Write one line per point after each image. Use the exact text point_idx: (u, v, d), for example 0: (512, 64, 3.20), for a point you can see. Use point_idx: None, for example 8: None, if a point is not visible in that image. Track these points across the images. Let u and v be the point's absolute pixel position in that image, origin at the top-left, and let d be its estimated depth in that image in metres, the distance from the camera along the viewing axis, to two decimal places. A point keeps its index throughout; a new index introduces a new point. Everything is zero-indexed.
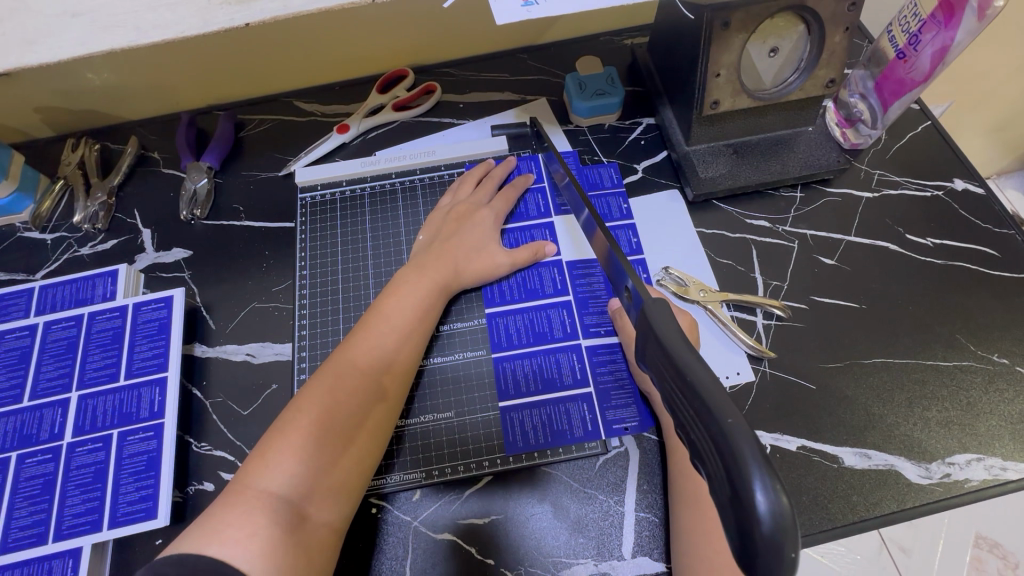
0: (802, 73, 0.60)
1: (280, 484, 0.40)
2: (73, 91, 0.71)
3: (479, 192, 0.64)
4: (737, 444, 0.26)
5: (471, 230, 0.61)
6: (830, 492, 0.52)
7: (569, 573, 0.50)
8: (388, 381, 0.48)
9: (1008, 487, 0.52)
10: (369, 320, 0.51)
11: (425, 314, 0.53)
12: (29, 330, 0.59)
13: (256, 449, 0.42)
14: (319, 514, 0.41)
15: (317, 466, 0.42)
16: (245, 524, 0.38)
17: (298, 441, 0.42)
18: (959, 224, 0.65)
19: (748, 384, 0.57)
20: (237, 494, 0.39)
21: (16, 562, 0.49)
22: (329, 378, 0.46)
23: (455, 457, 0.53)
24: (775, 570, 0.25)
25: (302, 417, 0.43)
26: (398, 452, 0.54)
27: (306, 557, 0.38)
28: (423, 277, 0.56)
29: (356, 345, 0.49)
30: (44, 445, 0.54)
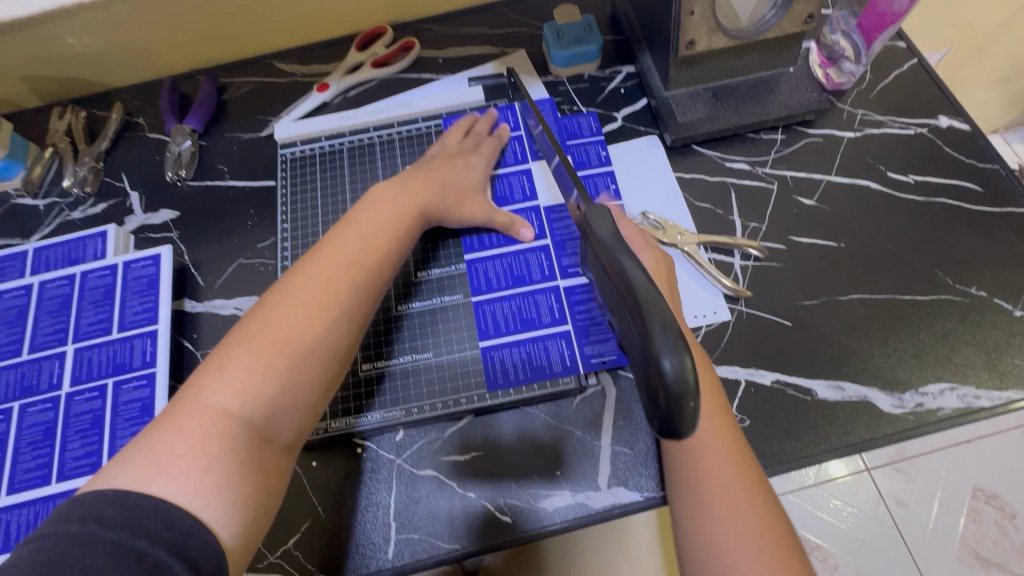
0: (779, 9, 0.59)
1: (240, 401, 0.41)
2: (55, 58, 0.71)
3: (466, 142, 0.64)
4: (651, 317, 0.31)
5: (459, 169, 0.60)
6: (803, 423, 0.53)
7: (547, 502, 0.51)
8: (361, 306, 0.48)
9: (981, 414, 0.52)
10: (343, 240, 0.50)
11: (402, 240, 0.53)
12: (24, 289, 0.61)
13: (212, 361, 0.43)
14: (279, 436, 0.43)
15: (279, 388, 0.42)
16: (196, 452, 0.38)
17: (259, 360, 0.42)
18: (943, 161, 0.64)
19: (724, 323, 0.58)
20: (191, 408, 0.40)
21: (23, 501, 0.52)
22: (298, 294, 0.46)
23: (434, 394, 0.55)
24: (680, 421, 0.30)
25: (265, 336, 0.43)
26: (377, 390, 0.56)
27: (263, 479, 0.41)
28: (401, 201, 0.54)
29: (329, 264, 0.48)
30: (44, 394, 0.56)
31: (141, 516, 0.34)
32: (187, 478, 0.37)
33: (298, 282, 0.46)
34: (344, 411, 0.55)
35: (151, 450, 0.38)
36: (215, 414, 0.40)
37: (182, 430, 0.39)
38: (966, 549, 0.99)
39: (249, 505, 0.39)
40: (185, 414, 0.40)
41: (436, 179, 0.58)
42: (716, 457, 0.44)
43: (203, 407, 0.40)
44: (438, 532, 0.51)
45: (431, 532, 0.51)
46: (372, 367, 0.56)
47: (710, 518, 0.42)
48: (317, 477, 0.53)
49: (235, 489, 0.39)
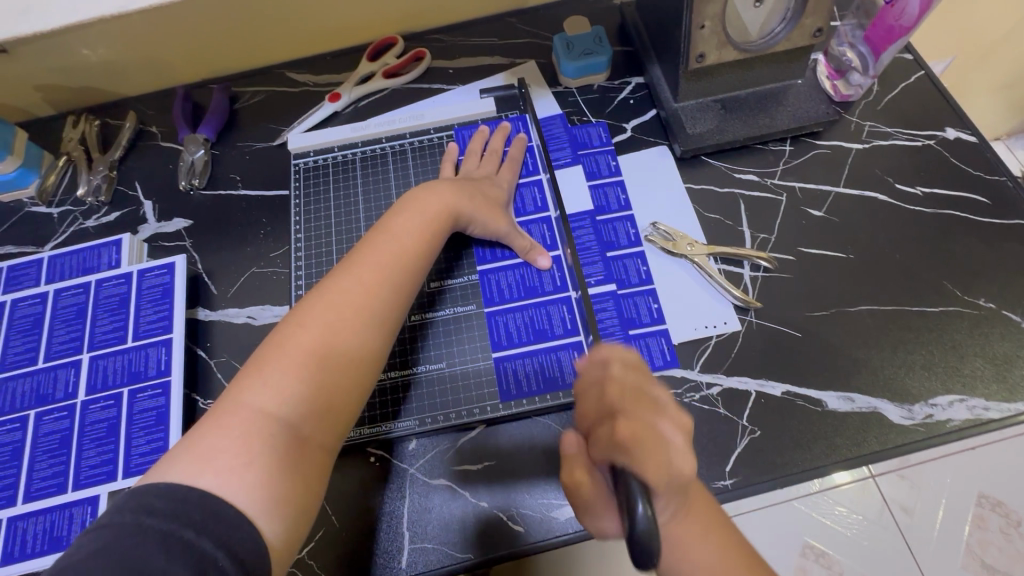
0: (788, 23, 0.59)
1: (279, 402, 0.41)
2: (70, 68, 0.72)
3: (485, 164, 0.64)
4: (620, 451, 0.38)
5: (485, 185, 0.61)
6: (813, 434, 0.54)
7: (560, 513, 0.52)
8: (393, 308, 0.48)
9: (990, 425, 0.53)
10: (374, 244, 0.51)
11: (432, 242, 0.54)
12: (40, 298, 0.62)
13: (250, 364, 0.43)
14: (315, 438, 0.43)
15: (315, 389, 0.43)
16: (238, 450, 0.39)
17: (295, 362, 0.43)
18: (950, 173, 0.65)
19: (734, 334, 0.58)
20: (232, 410, 0.41)
21: (40, 509, 0.52)
22: (332, 296, 0.46)
23: (449, 404, 0.55)
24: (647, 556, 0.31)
25: (300, 337, 0.44)
26: (404, 398, 0.56)
27: (303, 477, 0.41)
28: (430, 203, 0.55)
29: (360, 266, 0.49)
30: (59, 403, 0.56)
31: (188, 507, 0.35)
32: (230, 474, 0.38)
33: (332, 285, 0.47)
34: (372, 420, 0.55)
35: (192, 449, 0.39)
36: (255, 414, 0.41)
37: (224, 430, 0.40)
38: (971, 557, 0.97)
39: (292, 502, 0.39)
40: (227, 415, 0.41)
41: (465, 186, 0.59)
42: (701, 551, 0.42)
43: (242, 408, 0.41)
44: (452, 541, 0.51)
45: (444, 542, 0.51)
46: (399, 376, 0.57)
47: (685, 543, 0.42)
48: (333, 486, 0.54)
49: (274, 487, 0.39)
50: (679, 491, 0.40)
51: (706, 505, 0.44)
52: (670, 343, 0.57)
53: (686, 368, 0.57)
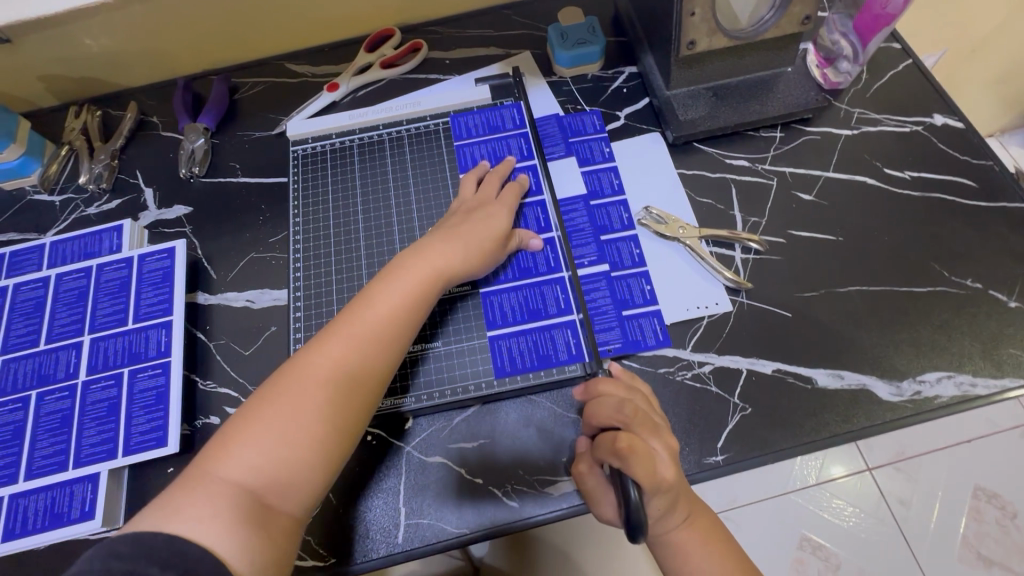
0: (777, 10, 0.61)
1: (244, 474, 0.43)
2: (71, 59, 0.73)
3: (484, 189, 0.62)
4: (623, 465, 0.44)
5: (481, 222, 0.58)
6: (803, 410, 0.54)
7: (554, 488, 0.53)
8: (362, 378, 0.47)
9: (977, 401, 0.54)
10: (352, 308, 0.50)
11: (417, 301, 0.52)
12: (42, 282, 0.63)
13: (226, 434, 0.45)
14: (280, 503, 0.43)
15: (276, 459, 0.43)
16: (205, 508, 0.41)
17: (260, 436, 0.44)
18: (938, 158, 0.66)
19: (725, 314, 0.59)
20: (200, 478, 0.42)
21: (41, 486, 0.53)
22: (305, 368, 0.47)
23: (454, 380, 0.56)
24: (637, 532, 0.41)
25: (267, 410, 0.45)
26: (416, 370, 0.57)
27: (268, 534, 0.42)
28: (415, 258, 0.54)
29: (336, 334, 0.48)
30: (61, 383, 0.57)
31: (155, 548, 0.37)
32: (200, 525, 0.40)
33: (304, 355, 0.47)
34: (392, 393, 0.56)
35: (170, 497, 0.42)
36: (218, 483, 0.42)
37: (194, 493, 0.41)
38: (967, 549, 1.06)
39: (258, 560, 0.40)
40: (196, 481, 0.42)
41: (456, 232, 0.57)
42: (709, 558, 0.49)
43: (209, 478, 0.42)
44: (446, 517, 0.52)
45: (440, 517, 0.52)
46: (415, 351, 0.57)
47: (689, 557, 0.48)
48: None
49: (237, 541, 0.40)
50: (676, 493, 0.47)
51: (707, 519, 0.51)
52: (663, 323, 0.58)
53: (678, 347, 0.58)
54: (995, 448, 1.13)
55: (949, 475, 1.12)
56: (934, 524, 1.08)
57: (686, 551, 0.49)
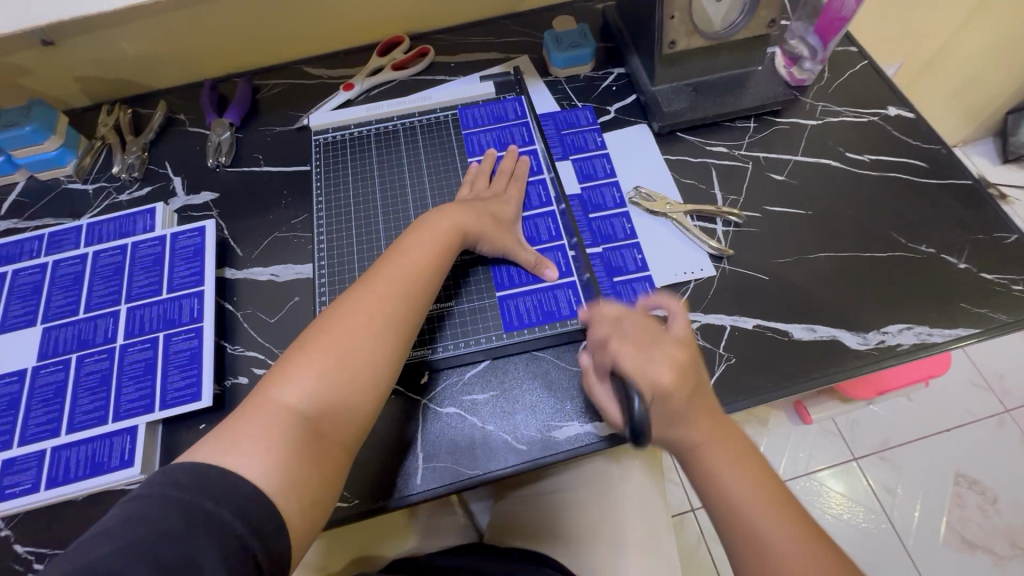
0: (746, 15, 0.70)
1: (297, 403, 0.47)
2: (107, 61, 0.80)
3: (496, 184, 0.68)
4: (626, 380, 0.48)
5: (497, 206, 0.65)
6: (781, 360, 0.60)
7: (560, 432, 0.58)
8: (402, 318, 0.54)
9: (934, 348, 0.60)
10: (390, 259, 0.57)
11: (444, 258, 0.59)
12: (79, 258, 0.68)
13: (274, 370, 0.50)
14: (332, 431, 0.49)
15: (329, 385, 0.49)
16: (262, 437, 0.45)
17: (315, 363, 0.49)
18: (894, 143, 0.74)
19: (709, 279, 0.65)
20: (260, 406, 0.47)
21: (82, 439, 0.57)
22: (348, 309, 0.53)
23: (473, 334, 0.62)
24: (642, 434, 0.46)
25: (321, 341, 0.50)
26: (437, 330, 0.62)
27: (318, 467, 0.47)
28: (443, 222, 0.60)
29: (376, 283, 0.55)
30: (99, 347, 0.62)
31: (208, 482, 0.41)
32: (254, 457, 0.44)
33: (350, 297, 0.54)
34: (415, 348, 0.61)
35: (222, 433, 0.45)
36: (276, 407, 0.47)
37: (252, 423, 0.46)
38: (953, 533, 1.17)
39: (307, 488, 0.45)
40: (252, 412, 0.47)
41: (474, 205, 0.63)
42: (731, 467, 0.50)
43: (269, 405, 0.47)
44: (462, 461, 0.57)
45: (455, 460, 0.57)
46: (435, 311, 0.63)
47: (721, 478, 0.50)
48: None
49: (292, 470, 0.45)
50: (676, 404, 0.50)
51: (734, 434, 0.52)
52: (654, 287, 0.64)
53: None
54: (969, 437, 1.26)
55: (935, 463, 1.24)
56: (918, 517, 1.19)
57: (707, 456, 0.51)
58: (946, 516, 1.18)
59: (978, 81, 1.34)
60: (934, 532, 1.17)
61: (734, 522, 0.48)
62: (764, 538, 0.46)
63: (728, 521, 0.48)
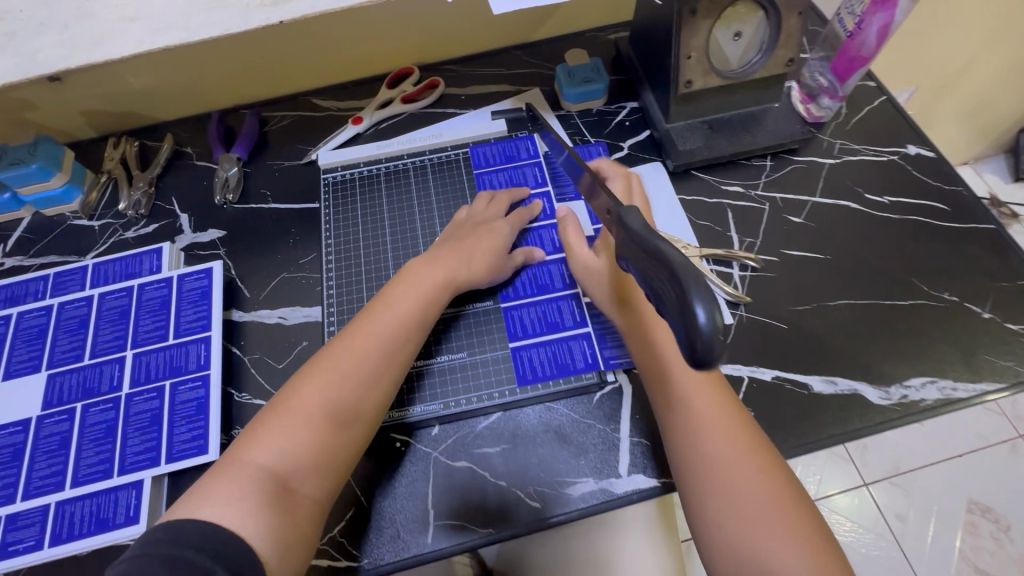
0: (764, 54, 0.68)
1: (268, 460, 0.48)
2: (114, 94, 0.79)
3: (492, 210, 0.68)
4: (686, 271, 0.29)
5: (485, 236, 0.65)
6: (802, 414, 0.59)
7: (573, 489, 0.56)
8: (378, 371, 0.54)
9: (959, 404, 0.58)
10: (370, 312, 0.58)
11: (426, 307, 0.59)
12: (85, 301, 0.67)
13: (252, 426, 0.51)
14: (302, 487, 0.48)
15: (298, 443, 0.49)
16: (231, 490, 0.46)
17: (286, 421, 0.50)
18: (913, 184, 0.72)
19: (726, 326, 0.64)
20: (233, 463, 0.48)
21: (86, 493, 0.56)
22: (325, 365, 0.54)
23: (465, 390, 0.60)
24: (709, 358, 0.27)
25: (294, 398, 0.51)
26: (419, 383, 0.61)
27: (292, 518, 0.47)
28: (427, 270, 0.61)
29: (356, 337, 0.56)
30: (105, 396, 0.60)
31: (186, 535, 0.42)
32: (227, 507, 0.45)
33: (329, 353, 0.55)
34: (398, 403, 0.60)
35: (197, 490, 0.46)
36: (248, 463, 0.48)
37: (225, 477, 0.47)
38: (966, 563, 1.14)
39: (276, 538, 0.45)
40: (226, 467, 0.48)
41: (461, 246, 0.64)
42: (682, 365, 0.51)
43: (239, 462, 0.48)
44: (472, 518, 0.55)
45: (465, 518, 0.55)
46: (420, 365, 0.62)
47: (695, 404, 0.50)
48: (360, 470, 0.58)
49: (262, 522, 0.45)
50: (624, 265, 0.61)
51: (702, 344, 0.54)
52: None
53: None
54: (981, 463, 1.24)
55: (948, 488, 1.22)
56: (930, 541, 1.17)
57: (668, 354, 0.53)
58: (958, 545, 1.15)
59: (991, 101, 1.32)
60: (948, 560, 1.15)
61: (685, 433, 0.49)
62: (715, 458, 0.47)
63: (683, 447, 0.49)
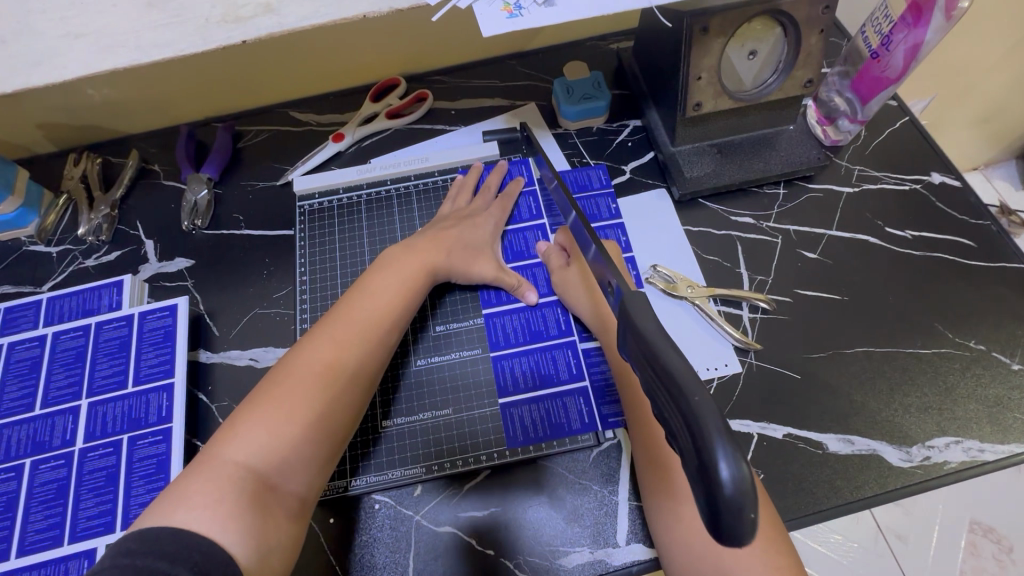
0: (780, 74, 0.62)
1: (248, 456, 0.42)
2: (73, 108, 0.72)
3: (475, 204, 0.66)
4: (706, 422, 0.25)
5: (469, 229, 0.63)
6: (816, 477, 0.54)
7: (566, 560, 0.51)
8: (364, 360, 0.50)
9: (985, 467, 0.54)
10: (353, 297, 0.54)
11: (413, 293, 0.56)
12: (38, 341, 0.61)
13: (227, 422, 0.45)
14: (285, 483, 0.44)
15: (283, 432, 0.44)
16: (208, 491, 0.40)
17: (271, 411, 0.44)
18: (938, 217, 0.67)
19: (735, 375, 0.59)
20: (206, 463, 0.42)
21: (34, 563, 0.51)
22: (313, 347, 0.49)
23: (426, 455, 0.56)
24: (738, 532, 0.24)
25: (275, 388, 0.46)
26: (370, 450, 0.56)
27: (275, 520, 0.42)
28: (410, 256, 0.58)
29: (345, 318, 0.51)
30: (57, 451, 0.55)
31: (163, 543, 0.36)
32: (205, 510, 0.39)
33: (314, 336, 0.50)
34: (351, 471, 0.55)
35: (170, 495, 0.40)
36: (225, 463, 0.42)
37: (200, 477, 0.41)
38: None
39: (262, 542, 0.40)
40: (200, 467, 0.42)
41: (442, 237, 0.61)
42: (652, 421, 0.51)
43: (215, 461, 0.42)
44: None
45: None
46: (397, 372, 0.59)
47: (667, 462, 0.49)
48: (335, 534, 0.53)
49: (245, 527, 0.40)
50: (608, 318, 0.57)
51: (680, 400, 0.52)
52: None
53: None
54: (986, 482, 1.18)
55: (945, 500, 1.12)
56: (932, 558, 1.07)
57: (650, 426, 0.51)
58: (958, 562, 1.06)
59: (1006, 109, 1.26)
60: None
61: (668, 516, 0.47)
62: (697, 552, 0.44)
63: (655, 505, 0.48)
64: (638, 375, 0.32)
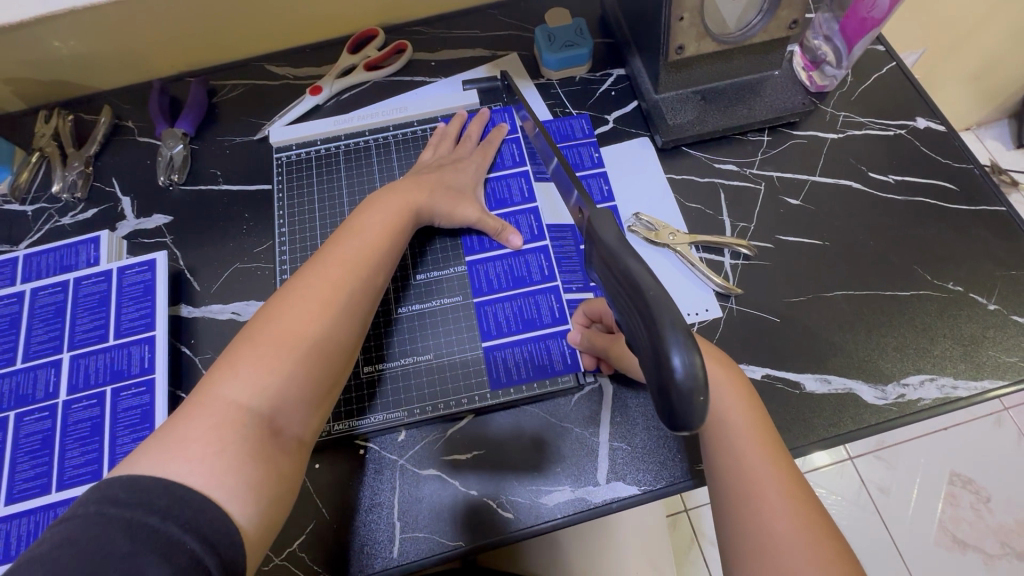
0: (765, 15, 0.60)
1: (250, 397, 0.42)
2: (40, 62, 0.70)
3: (458, 150, 0.66)
4: (663, 323, 0.28)
5: (451, 173, 0.62)
6: (793, 415, 0.55)
7: (548, 498, 0.52)
8: (358, 305, 0.50)
9: (959, 403, 0.55)
10: (340, 239, 0.52)
11: (399, 236, 0.55)
12: (16, 297, 0.61)
13: (220, 361, 0.44)
14: (286, 427, 0.44)
15: (285, 374, 0.44)
16: (211, 438, 0.40)
17: (270, 353, 0.44)
18: (922, 162, 0.67)
19: (715, 320, 0.59)
20: (203, 404, 0.41)
21: (23, 510, 0.51)
22: (305, 285, 0.48)
23: (416, 400, 0.56)
24: (688, 417, 0.27)
25: (271, 328, 0.45)
26: (361, 395, 0.56)
27: (275, 467, 0.42)
28: (393, 198, 0.57)
29: (335, 259, 0.50)
30: (40, 403, 0.56)
31: (153, 495, 0.36)
32: (202, 460, 0.39)
33: (303, 276, 0.49)
34: (337, 416, 0.55)
35: (164, 439, 0.39)
36: (225, 404, 0.41)
37: (197, 418, 0.40)
38: (944, 532, 1.07)
39: (264, 489, 0.40)
40: (198, 408, 0.41)
41: (425, 179, 0.60)
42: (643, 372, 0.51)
43: (214, 402, 0.41)
44: (442, 531, 0.52)
45: (435, 530, 0.52)
46: (382, 321, 0.59)
47: None
48: (320, 478, 0.54)
49: (247, 474, 0.40)
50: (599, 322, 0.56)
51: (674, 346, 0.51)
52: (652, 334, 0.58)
53: None
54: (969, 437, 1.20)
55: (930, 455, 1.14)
56: (912, 509, 1.10)
57: (730, 422, 0.45)
58: (937, 514, 1.09)
59: (1001, 65, 1.24)
60: (927, 530, 1.08)
61: None
62: None
63: None
64: (606, 293, 0.34)
